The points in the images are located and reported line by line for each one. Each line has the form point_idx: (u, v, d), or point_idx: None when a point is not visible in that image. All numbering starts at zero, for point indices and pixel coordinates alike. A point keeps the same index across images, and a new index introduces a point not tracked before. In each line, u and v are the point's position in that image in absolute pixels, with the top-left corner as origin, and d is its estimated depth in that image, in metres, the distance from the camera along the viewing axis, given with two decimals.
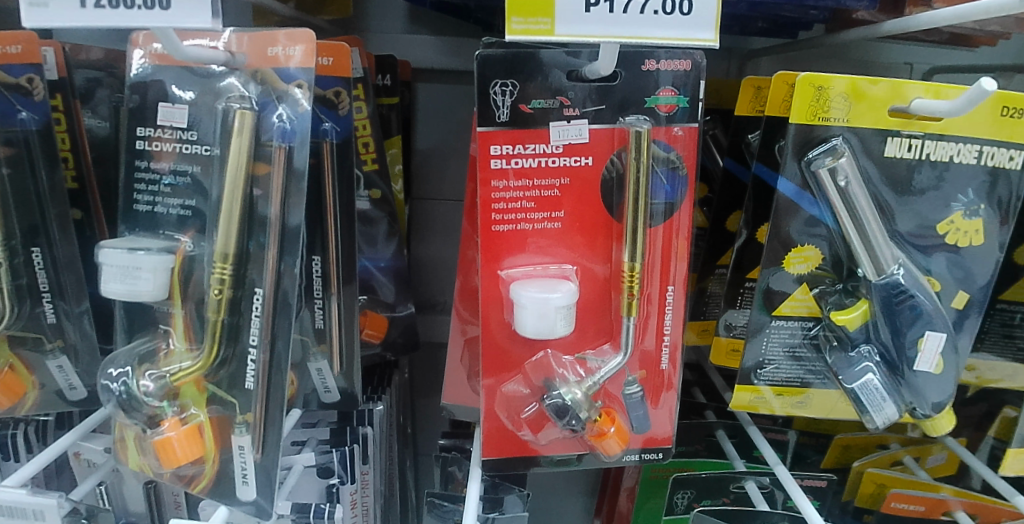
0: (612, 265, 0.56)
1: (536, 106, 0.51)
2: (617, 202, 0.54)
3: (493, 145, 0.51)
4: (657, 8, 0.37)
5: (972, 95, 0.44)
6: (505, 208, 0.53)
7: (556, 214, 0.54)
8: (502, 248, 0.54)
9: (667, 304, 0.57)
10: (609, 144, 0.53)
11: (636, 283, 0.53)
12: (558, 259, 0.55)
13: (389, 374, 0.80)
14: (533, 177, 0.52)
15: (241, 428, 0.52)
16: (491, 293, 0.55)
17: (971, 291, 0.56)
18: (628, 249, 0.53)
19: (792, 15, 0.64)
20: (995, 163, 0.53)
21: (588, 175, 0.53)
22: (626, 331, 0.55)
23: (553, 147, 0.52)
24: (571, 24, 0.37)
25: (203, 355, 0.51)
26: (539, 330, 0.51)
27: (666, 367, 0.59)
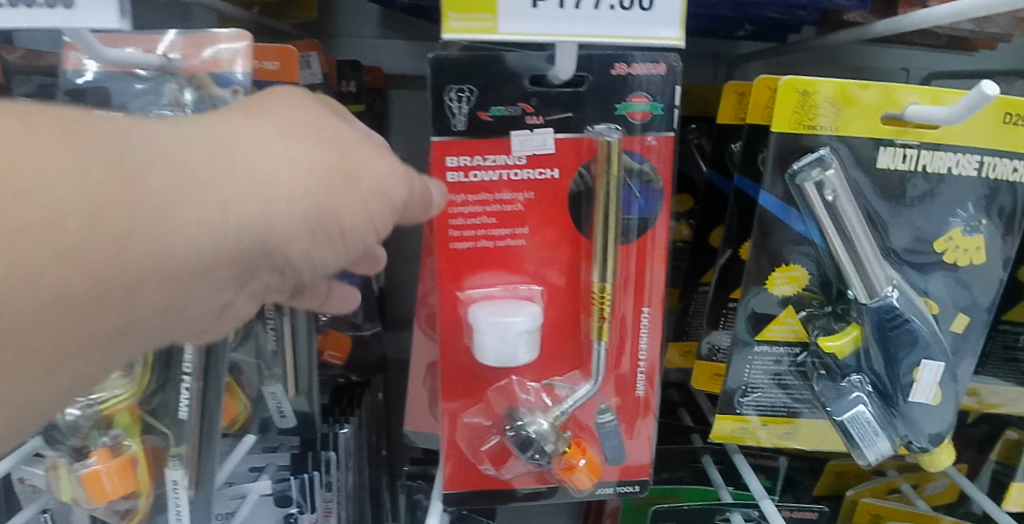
0: (582, 285, 0.52)
1: (497, 114, 0.47)
2: (586, 217, 0.50)
3: (449, 155, 0.47)
4: (613, 3, 0.33)
5: (971, 101, 0.40)
6: (463, 224, 0.49)
7: (519, 231, 0.50)
8: (463, 267, 0.50)
9: (642, 327, 0.53)
10: (576, 155, 0.49)
11: (606, 306, 0.49)
12: (524, 277, 0.51)
13: (359, 393, 0.73)
14: (494, 191, 0.48)
15: (175, 461, 0.48)
16: (450, 315, 0.51)
17: (971, 313, 0.52)
18: (598, 268, 0.49)
19: (779, 17, 0.60)
20: (997, 175, 0.49)
21: (553, 188, 0.49)
22: (597, 357, 0.51)
23: (516, 158, 0.48)
24: (516, 22, 0.33)
25: (135, 382, 0.48)
26: (500, 357, 0.47)
27: (642, 394, 0.55)
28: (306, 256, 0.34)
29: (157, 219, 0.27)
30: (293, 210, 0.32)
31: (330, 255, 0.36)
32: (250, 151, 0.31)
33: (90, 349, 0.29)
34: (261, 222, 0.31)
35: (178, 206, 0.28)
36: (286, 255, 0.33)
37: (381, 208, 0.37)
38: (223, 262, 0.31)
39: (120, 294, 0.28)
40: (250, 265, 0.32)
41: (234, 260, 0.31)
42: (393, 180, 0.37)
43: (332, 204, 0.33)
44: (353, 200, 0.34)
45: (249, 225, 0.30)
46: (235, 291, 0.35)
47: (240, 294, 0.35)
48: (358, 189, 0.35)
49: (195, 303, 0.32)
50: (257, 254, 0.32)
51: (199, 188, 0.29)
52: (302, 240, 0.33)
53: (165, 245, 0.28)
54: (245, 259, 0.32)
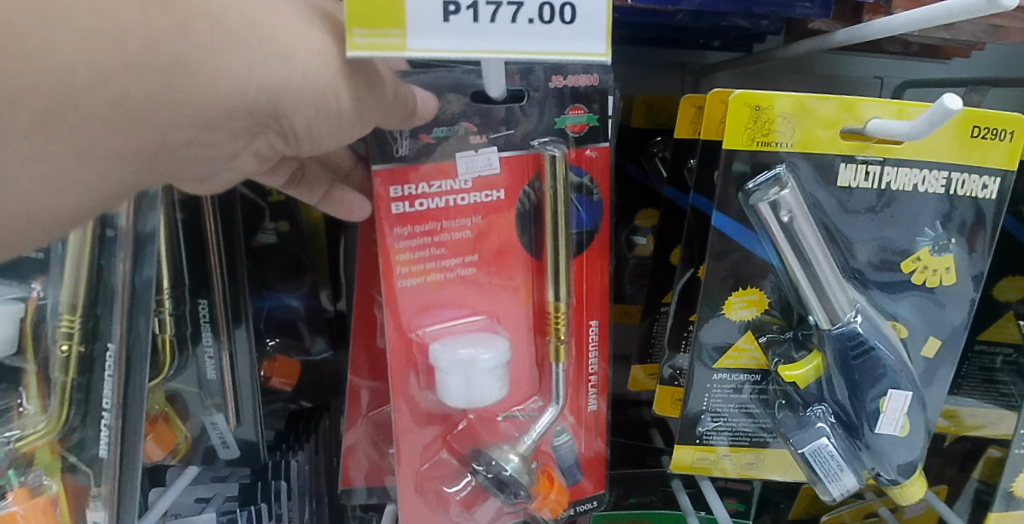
0: (535, 306, 0.49)
1: (439, 135, 0.44)
2: (531, 235, 0.48)
3: (393, 185, 0.44)
4: (532, 16, 0.30)
5: (933, 115, 0.38)
6: (411, 258, 0.46)
7: (470, 259, 0.47)
8: (414, 304, 0.46)
9: (589, 344, 0.51)
10: (521, 172, 0.46)
11: (563, 329, 0.47)
12: (479, 307, 0.48)
13: (317, 419, 0.71)
14: (442, 219, 0.45)
15: (94, 501, 0.44)
16: (404, 356, 0.48)
17: (943, 336, 0.49)
18: (553, 288, 0.46)
19: (741, 26, 0.57)
20: (965, 191, 0.46)
21: (500, 210, 0.46)
22: (556, 379, 0.48)
23: (461, 183, 0.45)
24: (427, 38, 0.30)
25: (51, 419, 0.45)
26: (469, 396, 0.44)
27: (593, 411, 0.52)
28: (311, 129, 0.36)
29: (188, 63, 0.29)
30: (303, 80, 0.32)
31: (333, 132, 0.37)
32: (276, 29, 0.31)
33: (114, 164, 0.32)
34: (279, 82, 0.32)
35: (205, 55, 0.29)
36: (290, 121, 0.34)
37: (375, 104, 0.37)
38: (240, 114, 0.32)
39: (148, 121, 0.30)
40: (258, 123, 0.34)
41: (249, 114, 0.32)
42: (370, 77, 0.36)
43: (337, 84, 0.34)
44: (359, 88, 0.35)
45: (268, 82, 0.32)
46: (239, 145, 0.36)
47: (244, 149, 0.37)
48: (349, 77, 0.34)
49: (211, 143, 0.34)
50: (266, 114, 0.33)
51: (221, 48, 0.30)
52: (309, 112, 0.34)
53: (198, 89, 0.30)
54: (256, 116, 0.33)
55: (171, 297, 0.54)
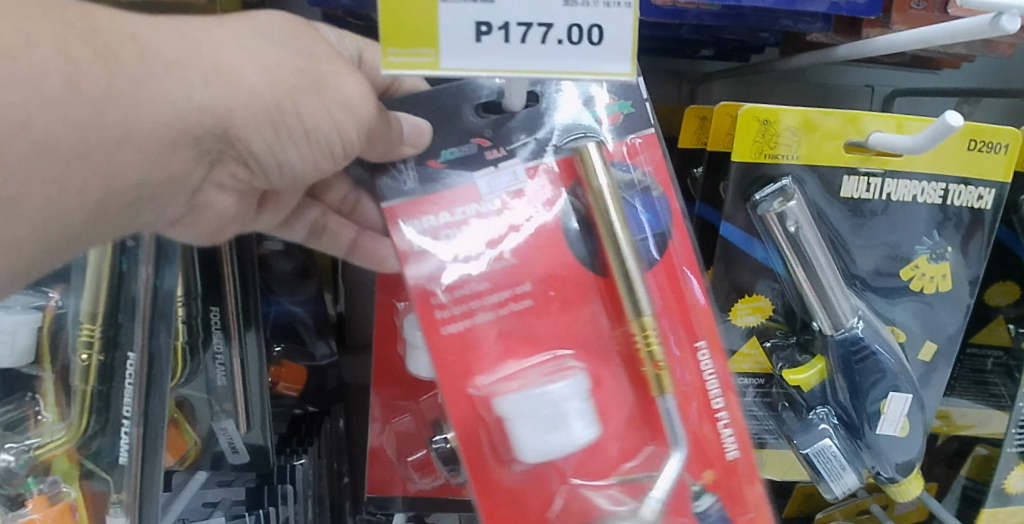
0: (620, 341, 0.42)
1: (449, 158, 0.41)
2: (594, 249, 0.42)
3: (409, 221, 0.40)
4: (561, 37, 0.32)
5: (935, 131, 0.39)
6: (450, 300, 0.40)
7: (521, 290, 0.40)
8: (466, 353, 0.40)
9: (703, 370, 0.42)
10: (558, 182, 0.41)
11: (656, 345, 0.38)
12: (546, 343, 0.41)
13: (319, 422, 0.71)
14: (475, 247, 0.40)
15: (115, 509, 0.45)
16: (471, 419, 0.40)
17: (939, 341, 0.51)
18: (628, 298, 0.39)
19: (740, 38, 0.59)
20: (962, 202, 0.48)
21: (544, 227, 0.41)
22: (665, 416, 0.39)
23: (488, 204, 0.41)
24: (459, 57, 0.31)
25: (72, 425, 0.45)
26: (545, 449, 0.37)
27: (730, 457, 0.41)
28: (271, 151, 0.35)
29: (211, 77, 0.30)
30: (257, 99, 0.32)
31: (296, 156, 0.36)
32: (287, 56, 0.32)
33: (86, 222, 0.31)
34: (220, 104, 0.31)
35: (208, 77, 0.30)
36: (250, 146, 0.34)
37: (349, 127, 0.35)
38: (185, 142, 0.32)
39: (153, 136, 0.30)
40: (212, 149, 0.34)
41: (196, 140, 0.32)
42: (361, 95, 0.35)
43: (297, 98, 0.33)
44: (317, 106, 0.34)
45: (209, 104, 0.31)
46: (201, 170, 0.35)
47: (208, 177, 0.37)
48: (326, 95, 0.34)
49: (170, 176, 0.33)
50: (219, 135, 0.33)
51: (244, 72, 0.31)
52: (264, 132, 0.33)
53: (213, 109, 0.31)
54: (204, 141, 0.33)
55: (184, 303, 0.55)
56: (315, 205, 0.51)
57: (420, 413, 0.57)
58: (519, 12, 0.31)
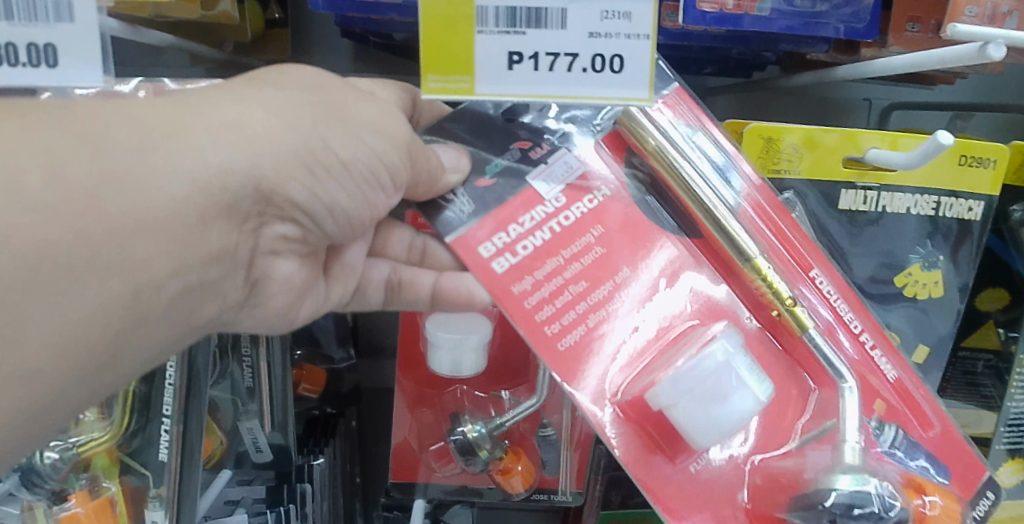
0: (744, 304, 0.43)
1: (495, 170, 0.42)
2: (674, 214, 0.43)
3: (481, 245, 0.40)
4: (585, 66, 0.34)
5: (926, 148, 0.42)
6: (555, 311, 0.39)
7: (621, 274, 0.41)
8: (585, 357, 0.40)
9: (829, 300, 0.44)
10: (613, 160, 0.43)
11: (775, 282, 0.40)
12: (662, 316, 0.41)
13: (335, 424, 0.72)
14: (562, 246, 0.40)
15: (154, 503, 0.47)
16: (628, 423, 0.40)
17: (931, 344, 0.53)
18: (731, 246, 0.41)
19: (743, 57, 0.62)
20: (953, 214, 0.51)
21: (619, 206, 0.42)
22: (821, 355, 0.42)
23: (552, 200, 0.41)
24: (491, 84, 0.34)
25: (114, 424, 0.48)
26: (718, 421, 0.37)
27: (893, 380, 0.44)
28: (314, 196, 0.37)
29: (238, 130, 0.34)
30: (284, 142, 0.35)
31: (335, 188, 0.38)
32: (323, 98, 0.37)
33: (140, 316, 0.34)
34: (258, 134, 0.34)
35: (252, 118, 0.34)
36: (290, 196, 0.36)
37: (386, 146, 0.38)
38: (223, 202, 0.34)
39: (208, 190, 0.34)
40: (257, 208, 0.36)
41: (231, 208, 0.35)
42: (392, 118, 0.38)
43: (321, 131, 0.36)
44: (343, 132, 0.37)
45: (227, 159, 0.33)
46: (248, 239, 0.38)
47: (257, 248, 0.40)
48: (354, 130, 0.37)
49: (217, 251, 0.36)
50: (255, 194, 0.35)
51: (272, 117, 0.35)
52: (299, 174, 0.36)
53: (251, 141, 0.34)
54: (243, 203, 0.35)
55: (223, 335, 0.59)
56: (385, 262, 0.52)
57: (441, 407, 0.60)
58: (548, 43, 0.34)
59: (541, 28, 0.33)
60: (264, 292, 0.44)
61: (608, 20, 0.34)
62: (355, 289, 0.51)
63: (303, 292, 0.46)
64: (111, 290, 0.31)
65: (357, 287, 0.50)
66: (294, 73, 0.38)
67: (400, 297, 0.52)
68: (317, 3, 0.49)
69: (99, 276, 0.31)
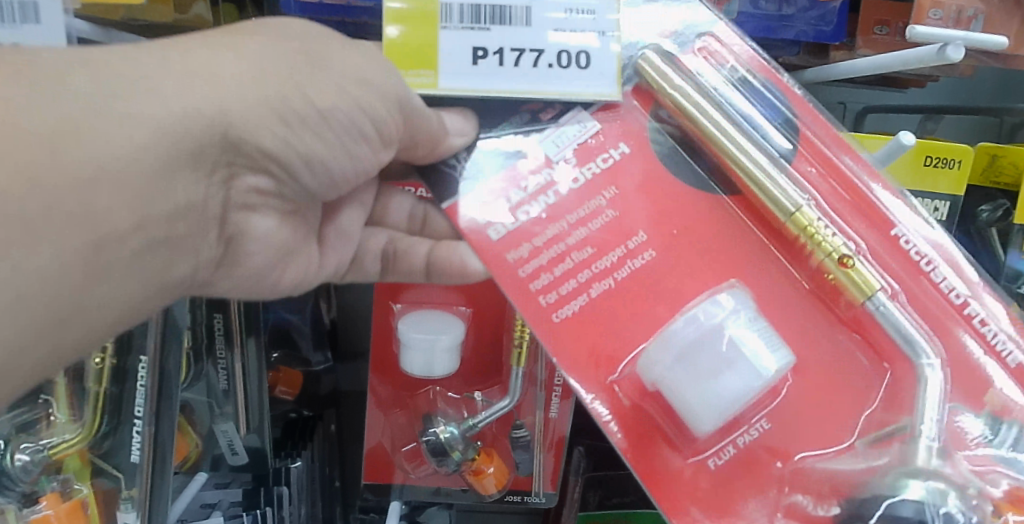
0: (792, 269, 0.38)
1: (502, 136, 0.39)
2: (707, 169, 0.39)
3: (480, 214, 0.38)
4: (551, 61, 0.35)
5: (891, 148, 0.43)
6: (552, 281, 0.37)
7: (634, 241, 0.37)
8: (599, 331, 0.36)
9: (903, 256, 0.38)
10: (637, 119, 0.39)
11: (824, 240, 0.36)
12: (698, 281, 0.37)
13: (313, 428, 0.72)
14: (565, 211, 0.37)
15: (126, 505, 0.47)
16: (630, 404, 0.36)
17: None
18: (769, 201, 0.37)
19: None
20: (920, 213, 0.52)
21: (632, 169, 0.38)
22: (886, 320, 0.36)
23: (565, 164, 0.38)
24: (457, 79, 0.35)
25: (85, 425, 0.48)
26: (716, 397, 0.34)
27: (1014, 366, 0.36)
28: (287, 145, 0.36)
29: (206, 75, 0.33)
30: (250, 103, 0.34)
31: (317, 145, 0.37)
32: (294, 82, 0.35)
33: (96, 301, 0.31)
34: (217, 100, 0.32)
35: (204, 84, 0.32)
36: (256, 146, 0.35)
37: (372, 97, 0.36)
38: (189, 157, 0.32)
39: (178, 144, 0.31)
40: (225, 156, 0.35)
41: (196, 156, 0.33)
42: (375, 64, 0.36)
43: (298, 82, 0.35)
44: (326, 85, 0.36)
45: (200, 108, 0.32)
46: (218, 192, 0.37)
47: (230, 201, 0.39)
48: (333, 79, 0.36)
49: (186, 203, 0.34)
50: (222, 142, 0.34)
51: (241, 65, 0.34)
52: (270, 125, 0.35)
53: (210, 103, 0.32)
54: (208, 152, 0.34)
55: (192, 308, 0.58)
56: (382, 232, 0.53)
57: (415, 408, 0.60)
58: (512, 39, 0.35)
59: (506, 25, 0.34)
60: None
61: (572, 18, 0.35)
62: (351, 259, 0.52)
63: (285, 254, 0.46)
64: (74, 248, 0.28)
65: (353, 257, 0.52)
66: (250, 38, 0.35)
67: (396, 266, 0.53)
68: (289, 6, 0.49)
69: (58, 231, 0.27)
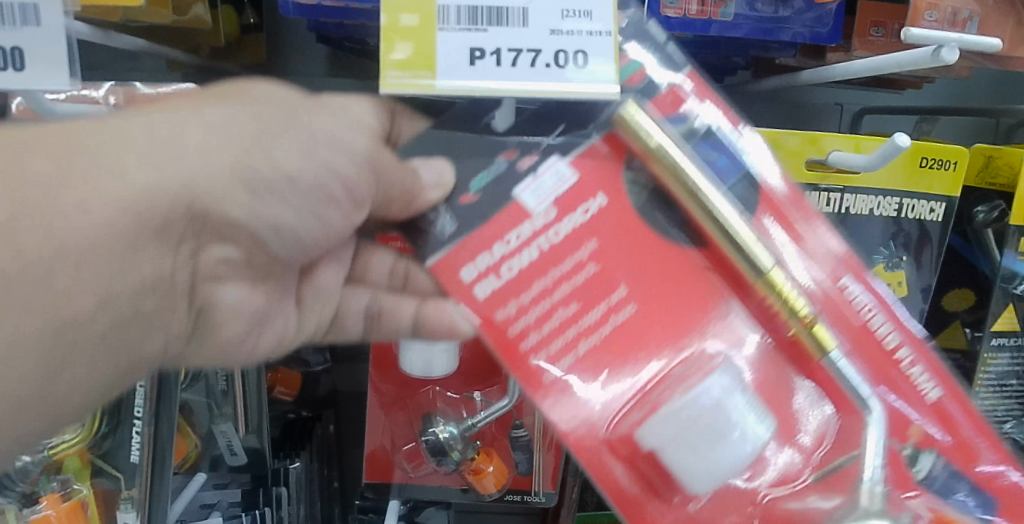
0: (758, 319, 0.36)
1: (479, 188, 0.37)
2: (678, 222, 0.36)
3: (458, 269, 0.35)
4: (548, 61, 0.35)
5: (886, 150, 0.43)
6: (533, 342, 0.34)
7: (616, 295, 0.34)
8: (572, 394, 0.33)
9: (864, 316, 0.37)
10: (609, 165, 0.36)
11: (794, 299, 0.33)
12: (671, 340, 0.34)
13: (311, 429, 0.72)
14: (546, 268, 0.34)
15: (126, 505, 0.48)
16: (609, 472, 0.33)
17: None
18: (741, 258, 0.34)
19: (715, 62, 0.63)
20: (915, 214, 0.52)
21: (613, 218, 0.35)
22: (845, 381, 0.34)
23: (542, 214, 0.35)
24: (454, 79, 0.34)
25: (85, 425, 0.48)
26: (715, 468, 0.30)
27: (931, 401, 0.37)
28: (253, 213, 0.37)
29: (171, 145, 0.34)
30: (220, 156, 0.35)
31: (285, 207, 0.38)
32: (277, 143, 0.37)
33: (67, 347, 0.34)
34: (183, 177, 0.34)
35: (177, 159, 0.34)
36: (224, 215, 0.37)
37: (342, 156, 0.39)
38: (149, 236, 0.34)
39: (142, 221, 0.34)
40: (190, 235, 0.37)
41: (158, 233, 0.35)
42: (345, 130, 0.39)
43: (263, 142, 0.36)
44: (290, 144, 0.37)
45: (165, 186, 0.34)
46: (184, 265, 0.38)
47: (198, 273, 0.40)
48: (303, 136, 0.38)
49: (149, 278, 0.36)
50: (187, 216, 0.35)
51: (210, 134, 0.35)
52: (235, 194, 0.36)
53: (174, 177, 0.34)
54: (172, 230, 0.35)
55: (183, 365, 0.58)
56: (364, 291, 0.49)
57: (415, 407, 0.60)
58: (509, 40, 0.34)
59: (503, 25, 0.34)
60: (237, 280, 0.44)
61: (569, 18, 0.35)
62: (332, 319, 0.50)
63: (257, 323, 0.46)
64: (29, 332, 0.32)
65: (334, 316, 0.50)
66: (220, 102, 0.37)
67: (381, 327, 0.49)
68: (288, 8, 0.49)
69: (21, 301, 0.31)
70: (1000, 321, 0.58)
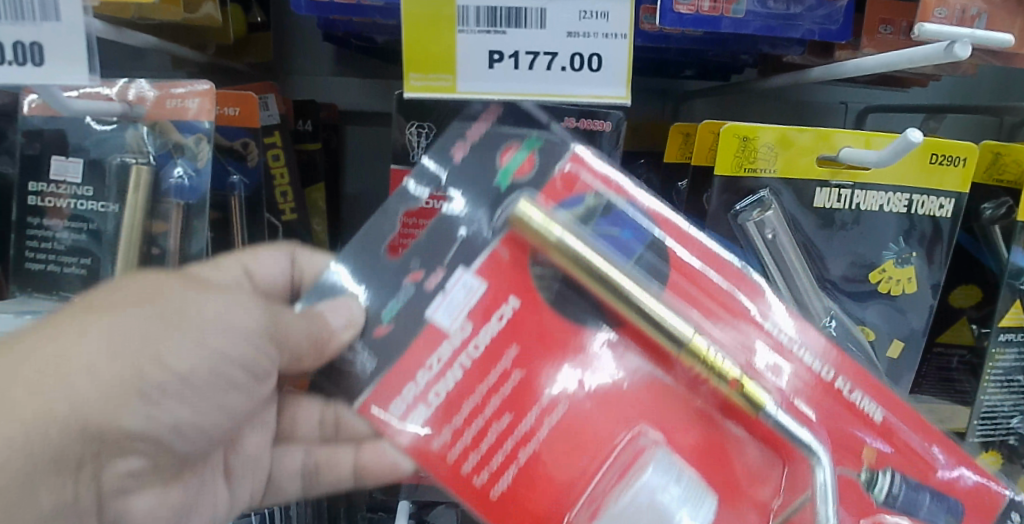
0: (688, 397, 0.38)
1: (392, 312, 0.40)
2: (593, 304, 0.39)
3: (376, 406, 0.38)
4: (564, 64, 0.35)
5: (899, 145, 0.43)
6: (475, 464, 0.37)
7: (546, 398, 0.37)
8: (523, 503, 0.36)
9: (807, 365, 0.39)
10: (510, 267, 0.39)
11: (717, 364, 0.36)
12: (605, 434, 0.37)
13: None
14: (470, 384, 0.37)
15: None
16: None
17: (904, 337, 0.54)
18: (663, 335, 0.36)
19: (722, 59, 0.63)
20: (925, 210, 0.52)
21: (527, 318, 0.38)
22: (783, 432, 0.35)
23: (456, 330, 0.38)
24: (472, 81, 0.35)
25: None
26: None
27: (880, 420, 0.38)
28: (152, 420, 0.39)
29: (60, 374, 0.36)
30: (107, 374, 0.37)
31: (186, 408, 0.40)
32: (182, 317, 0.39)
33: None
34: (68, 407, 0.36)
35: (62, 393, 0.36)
36: (126, 429, 0.38)
37: (235, 339, 0.40)
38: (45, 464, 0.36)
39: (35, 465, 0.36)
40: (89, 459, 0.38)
41: (54, 464, 0.37)
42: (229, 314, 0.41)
43: (154, 347, 0.38)
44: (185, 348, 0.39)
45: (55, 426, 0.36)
46: (89, 487, 0.40)
47: (102, 491, 0.41)
48: (193, 331, 0.39)
49: (52, 508, 0.38)
50: (83, 440, 0.37)
51: (99, 353, 0.37)
52: (123, 411, 0.38)
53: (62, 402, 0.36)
54: (66, 463, 0.37)
55: None
56: (297, 451, 0.52)
57: None
58: (527, 43, 0.35)
59: (520, 28, 0.34)
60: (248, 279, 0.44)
61: (586, 20, 0.35)
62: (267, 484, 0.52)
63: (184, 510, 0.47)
64: None
65: (268, 480, 0.52)
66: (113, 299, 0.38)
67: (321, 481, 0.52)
68: (298, 5, 0.49)
69: None
70: (1006, 317, 0.56)
